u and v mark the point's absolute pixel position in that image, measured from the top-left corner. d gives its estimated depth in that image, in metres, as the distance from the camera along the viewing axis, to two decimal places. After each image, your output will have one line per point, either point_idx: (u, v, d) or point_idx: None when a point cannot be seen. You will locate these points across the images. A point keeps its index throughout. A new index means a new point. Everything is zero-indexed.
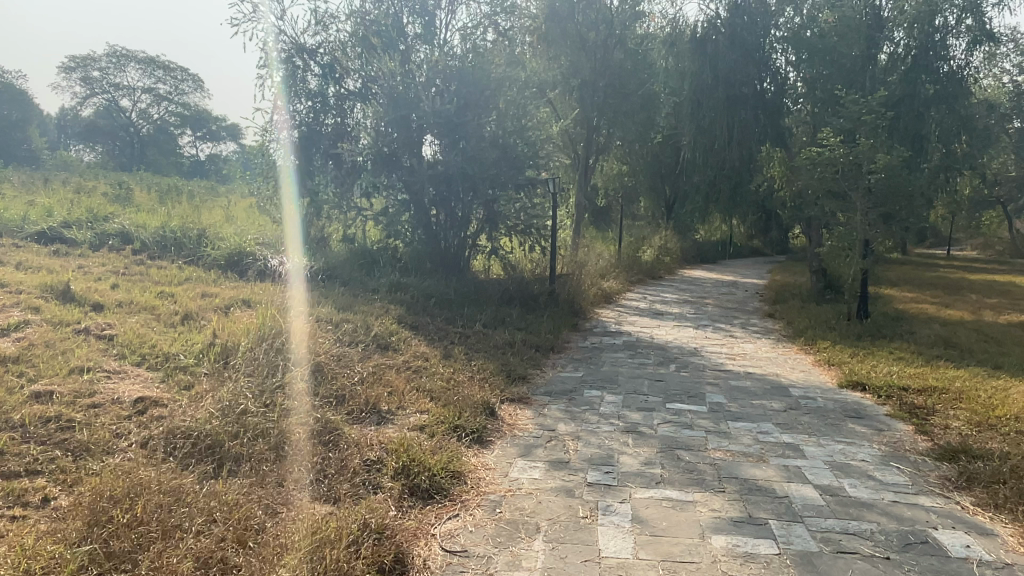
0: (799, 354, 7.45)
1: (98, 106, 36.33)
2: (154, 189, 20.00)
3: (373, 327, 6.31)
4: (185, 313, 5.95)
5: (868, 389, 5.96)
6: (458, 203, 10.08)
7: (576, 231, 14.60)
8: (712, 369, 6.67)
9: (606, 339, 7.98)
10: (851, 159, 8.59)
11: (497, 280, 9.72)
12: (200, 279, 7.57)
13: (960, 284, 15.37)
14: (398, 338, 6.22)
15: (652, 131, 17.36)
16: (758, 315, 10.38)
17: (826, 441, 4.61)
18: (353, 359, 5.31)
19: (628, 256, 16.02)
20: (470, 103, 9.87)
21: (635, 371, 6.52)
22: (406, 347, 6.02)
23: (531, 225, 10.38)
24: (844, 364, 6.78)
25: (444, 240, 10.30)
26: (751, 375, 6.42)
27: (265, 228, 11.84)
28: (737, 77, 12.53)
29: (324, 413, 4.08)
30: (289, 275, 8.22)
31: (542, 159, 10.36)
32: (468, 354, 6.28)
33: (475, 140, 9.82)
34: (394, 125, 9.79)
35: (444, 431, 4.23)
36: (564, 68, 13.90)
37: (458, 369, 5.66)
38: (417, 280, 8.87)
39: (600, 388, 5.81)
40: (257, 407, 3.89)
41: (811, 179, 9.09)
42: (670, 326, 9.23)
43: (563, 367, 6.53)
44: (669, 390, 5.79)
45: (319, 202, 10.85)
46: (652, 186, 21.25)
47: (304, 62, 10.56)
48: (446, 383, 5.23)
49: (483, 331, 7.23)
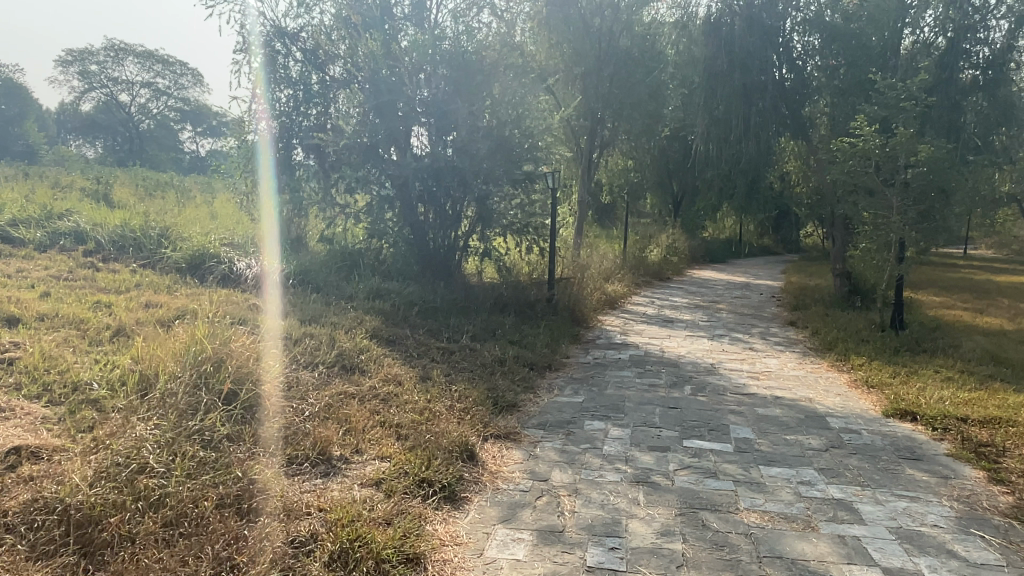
0: (831, 373, 6.53)
1: (97, 102, 35.53)
2: (144, 185, 19.13)
3: (339, 345, 5.42)
4: (117, 329, 5.09)
5: (919, 420, 5.07)
6: (450, 200, 9.19)
7: (578, 230, 13.68)
8: (733, 392, 5.77)
9: (610, 354, 7.08)
10: (888, 150, 7.59)
11: (490, 285, 8.83)
12: (153, 285, 6.71)
13: (991, 287, 14.35)
14: (366, 356, 5.34)
15: (660, 124, 16.46)
16: (777, 323, 9.45)
17: (885, 497, 3.71)
18: (308, 389, 4.42)
19: (634, 257, 15.09)
20: (460, 89, 8.94)
21: (644, 394, 5.61)
22: (375, 368, 5.14)
23: (528, 224, 9.45)
24: (886, 387, 5.87)
25: (433, 240, 9.39)
26: (780, 401, 5.51)
27: (244, 228, 10.99)
28: (754, 62, 10.96)
29: (251, 468, 3.20)
30: (255, 280, 7.35)
31: (543, 152, 9.45)
32: (449, 376, 5.40)
33: (468, 132, 8.92)
34: (380, 113, 8.90)
35: (406, 489, 3.35)
36: (567, 57, 13.09)
37: (435, 398, 4.78)
38: (400, 285, 7.99)
39: (603, 418, 4.91)
40: (160, 462, 3.02)
41: (837, 172, 8.21)
42: (681, 336, 8.34)
43: (561, 391, 5.64)
44: (685, 421, 4.89)
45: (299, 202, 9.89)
46: (659, 183, 20.31)
47: (285, 47, 9.63)
48: (419, 418, 4.35)
49: (471, 346, 6.34)
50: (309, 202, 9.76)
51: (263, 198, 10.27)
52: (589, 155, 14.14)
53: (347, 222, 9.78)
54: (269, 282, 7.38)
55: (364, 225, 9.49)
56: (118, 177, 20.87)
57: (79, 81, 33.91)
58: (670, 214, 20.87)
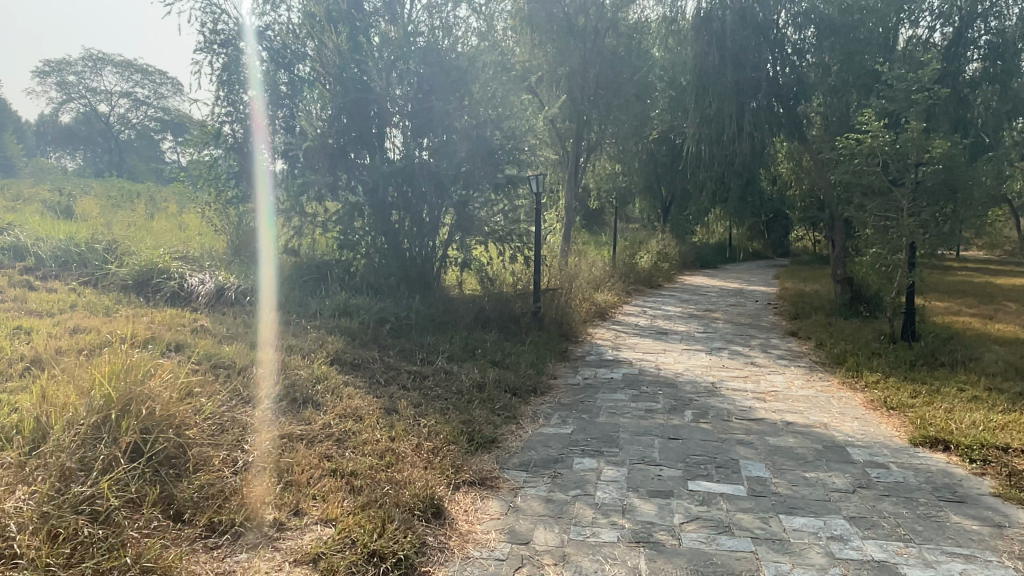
0: (844, 392, 5.91)
1: (76, 113, 34.61)
2: (116, 196, 18.26)
3: (290, 375, 4.75)
4: (33, 360, 4.41)
5: (954, 450, 4.47)
6: (427, 206, 8.47)
7: (565, 237, 13.08)
8: (738, 418, 5.13)
9: (601, 374, 6.43)
10: (898, 147, 6.92)
11: (470, 298, 8.19)
12: (92, 306, 6.04)
13: (994, 291, 13.79)
14: (321, 387, 4.67)
15: (649, 126, 15.91)
16: (778, 334, 8.83)
17: (935, 557, 3.07)
18: (247, 432, 3.77)
19: (623, 263, 14.47)
20: (434, 87, 8.27)
21: (640, 422, 4.97)
22: (332, 402, 4.47)
23: (512, 230, 8.71)
24: (910, 410, 5.25)
25: (409, 249, 8.49)
26: (793, 428, 4.88)
27: (209, 240, 10.30)
28: (748, 57, 10.03)
29: (153, 547, 2.55)
30: (206, 299, 6.67)
31: (526, 154, 8.81)
32: (418, 407, 4.73)
33: (446, 134, 8.31)
34: (353, 115, 8.25)
35: (350, 566, 2.70)
36: (551, 57, 12.68)
37: (399, 436, 4.12)
38: (370, 299, 7.30)
39: (595, 455, 4.26)
40: (26, 548, 2.36)
41: (842, 172, 7.58)
42: (676, 350, 7.71)
43: (546, 420, 4.98)
44: (688, 457, 4.25)
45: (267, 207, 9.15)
46: (648, 187, 19.76)
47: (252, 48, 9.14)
48: (378, 463, 3.70)
49: (446, 369, 5.67)
50: (270, 212, 8.98)
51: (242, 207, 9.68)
52: (576, 160, 13.56)
53: (304, 233, 8.87)
54: (225, 300, 6.72)
55: (326, 235, 8.69)
56: (92, 188, 20.23)
57: (57, 92, 32.92)
58: (659, 219, 20.30)
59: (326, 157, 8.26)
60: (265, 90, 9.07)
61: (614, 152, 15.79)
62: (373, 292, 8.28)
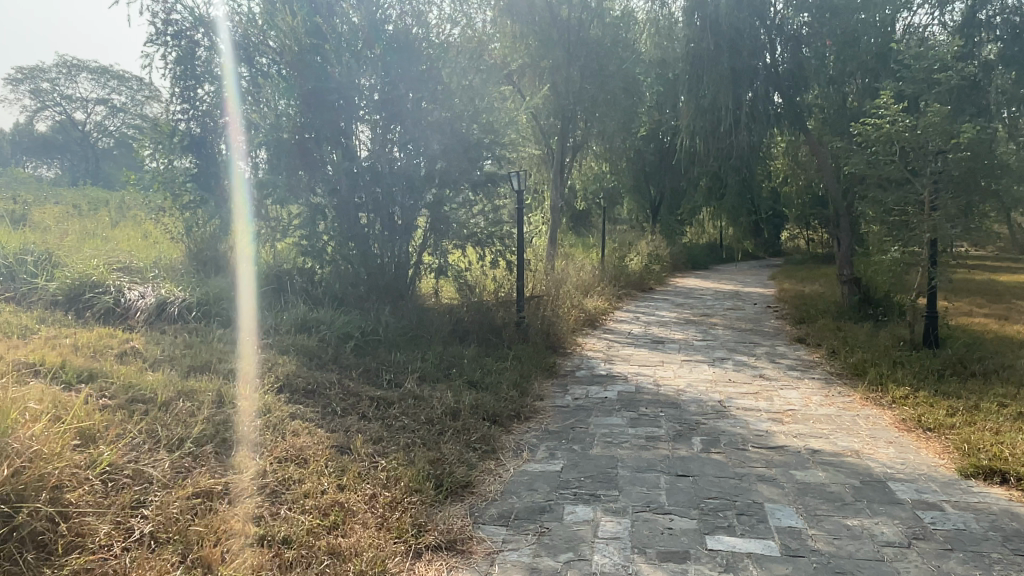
0: (869, 410, 5.21)
1: (52, 122, 33.49)
2: (83, 205, 17.22)
3: (224, 409, 3.96)
4: None
5: (1016, 483, 3.74)
6: (397, 206, 7.65)
7: (551, 239, 12.36)
8: (755, 446, 4.40)
9: (594, 392, 5.69)
10: (919, 133, 6.20)
11: (447, 307, 7.45)
12: (9, 327, 5.25)
13: (1000, 289, 13.17)
14: (261, 422, 3.90)
15: (637, 123, 15.24)
16: (784, 342, 8.13)
17: None
18: (153, 488, 3.02)
19: (613, 266, 13.76)
20: (404, 77, 7.49)
21: (642, 454, 4.24)
22: (273, 441, 3.70)
23: (494, 233, 7.94)
24: (951, 432, 4.54)
25: (380, 255, 7.70)
26: (822, 459, 4.17)
27: (166, 248, 9.47)
28: (744, 43, 9.37)
29: None
30: (145, 316, 5.89)
31: (507, 149, 8.07)
32: (379, 444, 3.97)
33: (418, 127, 7.54)
34: (319, 108, 7.39)
35: None
36: (532, 50, 11.94)
37: (351, 484, 3.37)
38: (333, 311, 6.52)
39: (591, 500, 3.52)
40: None
41: (860, 160, 6.90)
42: (676, 361, 7.00)
43: (531, 454, 4.23)
44: (703, 502, 3.51)
45: (240, 212, 8.30)
46: (637, 187, 19.09)
47: (208, 40, 8.64)
48: (319, 525, 2.96)
49: (414, 393, 4.90)
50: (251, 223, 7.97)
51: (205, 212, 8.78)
52: (561, 158, 12.86)
53: (255, 241, 8.01)
54: (166, 316, 5.93)
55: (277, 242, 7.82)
56: (62, 196, 19.27)
57: (30, 100, 31.70)
58: (648, 220, 19.62)
59: (288, 157, 7.41)
60: (233, 83, 8.07)
61: (601, 150, 15.10)
62: (336, 305, 7.50)
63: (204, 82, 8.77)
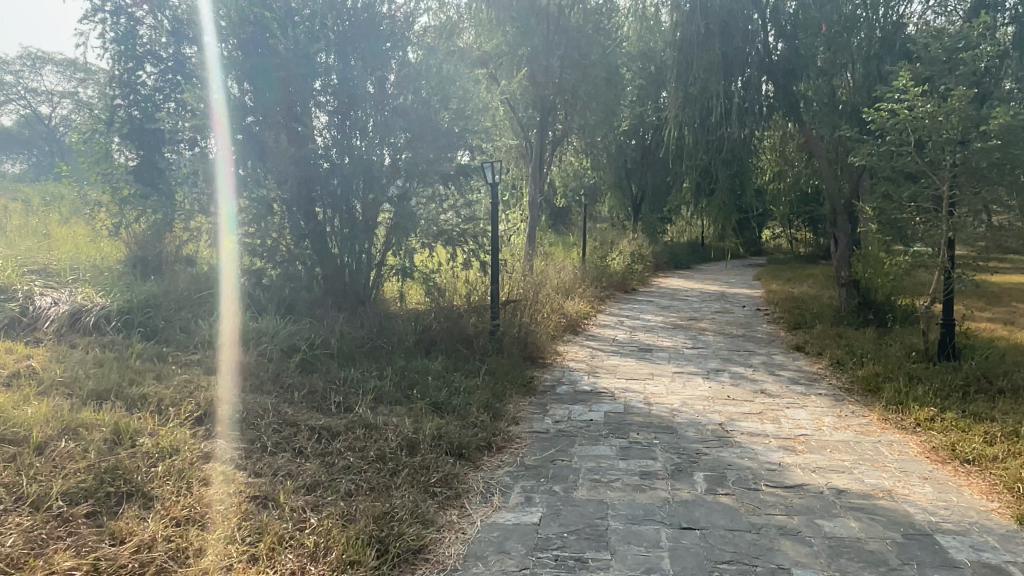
0: (893, 436, 4.54)
1: (17, 115, 32.20)
2: (36, 202, 16.19)
3: (118, 451, 3.20)
4: None
5: None
6: (356, 199, 6.79)
7: (529, 238, 11.65)
8: (769, 484, 3.70)
9: (577, 414, 4.97)
10: (941, 121, 5.54)
11: (412, 314, 6.70)
12: None
13: (998, 290, 12.64)
14: (162, 467, 3.13)
15: (619, 116, 14.55)
16: (781, 349, 7.49)
17: None
18: None
19: (594, 265, 13.08)
20: (364, 56, 6.70)
21: (636, 496, 3.52)
22: (174, 495, 2.95)
23: (466, 230, 7.15)
24: (997, 467, 3.87)
25: (338, 255, 6.89)
26: (851, 503, 3.48)
27: (100, 246, 8.64)
28: (736, 27, 8.67)
29: None
30: (53, 328, 5.10)
31: (480, 140, 7.29)
32: (312, 493, 3.21)
33: (379, 111, 6.76)
34: (268, 90, 6.44)
35: None
36: (510, 38, 11.17)
37: (266, 557, 2.62)
38: (280, 320, 5.72)
39: (576, 567, 2.79)
40: None
41: (873, 149, 6.26)
42: (667, 374, 6.30)
43: (503, 499, 3.48)
44: (715, 567, 2.80)
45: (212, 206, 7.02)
46: (618, 184, 18.47)
47: (155, 17, 7.89)
48: None
49: (366, 420, 4.12)
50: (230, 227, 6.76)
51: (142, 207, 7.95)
52: (540, 152, 12.15)
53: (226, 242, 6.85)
54: (79, 328, 5.15)
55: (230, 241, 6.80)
56: (22, 192, 18.25)
57: None
58: (630, 218, 18.98)
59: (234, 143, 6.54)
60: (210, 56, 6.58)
61: (582, 146, 14.40)
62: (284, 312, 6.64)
63: (146, 64, 7.96)
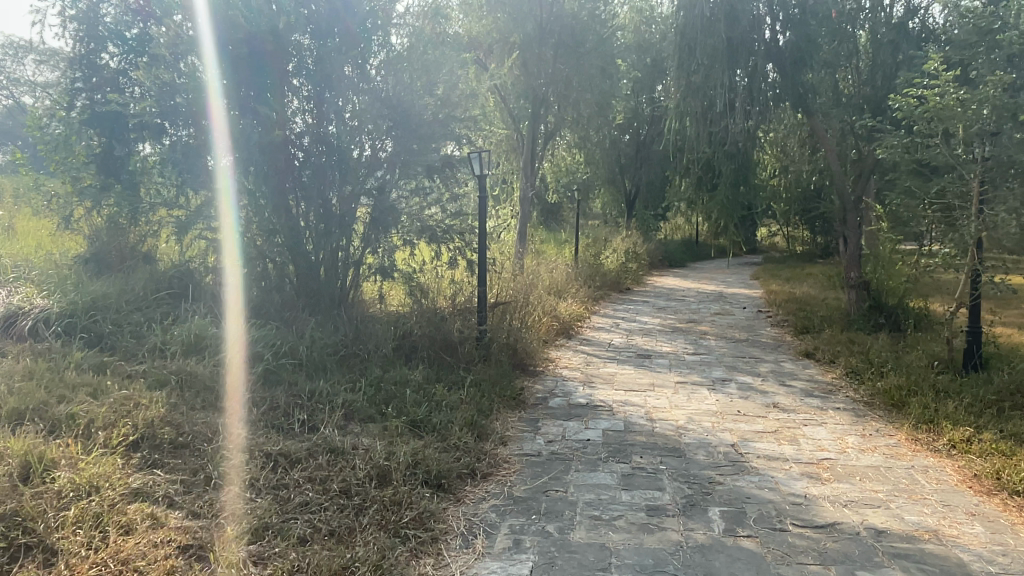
0: (927, 461, 4.05)
1: None
2: None
3: (21, 493, 2.66)
4: None
5: None
6: (333, 191, 6.25)
7: (521, 235, 11.16)
8: (796, 524, 3.19)
9: (572, 432, 4.45)
10: (975, 110, 5.03)
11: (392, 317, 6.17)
12: None
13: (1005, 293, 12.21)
14: (74, 510, 2.59)
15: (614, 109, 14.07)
16: (788, 356, 7.01)
17: None
18: None
19: (587, 263, 12.60)
20: (345, 35, 6.14)
21: (643, 538, 3.01)
22: (81, 550, 2.41)
23: (452, 226, 6.59)
24: None
25: (312, 252, 6.31)
26: (894, 548, 2.98)
27: (57, 240, 8.01)
28: (743, 11, 8.17)
29: None
30: None
31: (468, 129, 6.75)
32: (260, 541, 2.68)
33: (356, 95, 6.20)
34: (232, 67, 5.84)
35: None
36: (501, 24, 10.68)
37: None
38: (243, 323, 5.16)
39: None
40: None
41: (897, 140, 5.74)
42: (669, 384, 5.81)
43: (487, 542, 2.95)
44: None
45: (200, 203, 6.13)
46: (611, 180, 18.00)
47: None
48: None
49: (331, 443, 3.58)
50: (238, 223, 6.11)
51: (102, 202, 7.27)
52: (533, 145, 11.63)
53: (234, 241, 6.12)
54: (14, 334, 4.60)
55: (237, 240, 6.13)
56: None
57: None
58: (622, 215, 18.48)
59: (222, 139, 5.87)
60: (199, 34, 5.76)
61: (575, 140, 13.90)
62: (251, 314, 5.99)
63: (109, 45, 7.20)
